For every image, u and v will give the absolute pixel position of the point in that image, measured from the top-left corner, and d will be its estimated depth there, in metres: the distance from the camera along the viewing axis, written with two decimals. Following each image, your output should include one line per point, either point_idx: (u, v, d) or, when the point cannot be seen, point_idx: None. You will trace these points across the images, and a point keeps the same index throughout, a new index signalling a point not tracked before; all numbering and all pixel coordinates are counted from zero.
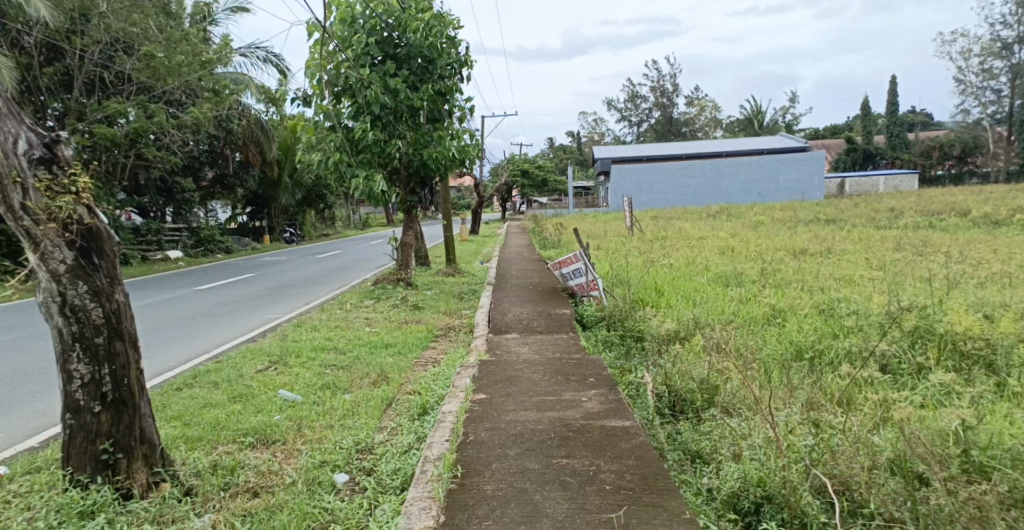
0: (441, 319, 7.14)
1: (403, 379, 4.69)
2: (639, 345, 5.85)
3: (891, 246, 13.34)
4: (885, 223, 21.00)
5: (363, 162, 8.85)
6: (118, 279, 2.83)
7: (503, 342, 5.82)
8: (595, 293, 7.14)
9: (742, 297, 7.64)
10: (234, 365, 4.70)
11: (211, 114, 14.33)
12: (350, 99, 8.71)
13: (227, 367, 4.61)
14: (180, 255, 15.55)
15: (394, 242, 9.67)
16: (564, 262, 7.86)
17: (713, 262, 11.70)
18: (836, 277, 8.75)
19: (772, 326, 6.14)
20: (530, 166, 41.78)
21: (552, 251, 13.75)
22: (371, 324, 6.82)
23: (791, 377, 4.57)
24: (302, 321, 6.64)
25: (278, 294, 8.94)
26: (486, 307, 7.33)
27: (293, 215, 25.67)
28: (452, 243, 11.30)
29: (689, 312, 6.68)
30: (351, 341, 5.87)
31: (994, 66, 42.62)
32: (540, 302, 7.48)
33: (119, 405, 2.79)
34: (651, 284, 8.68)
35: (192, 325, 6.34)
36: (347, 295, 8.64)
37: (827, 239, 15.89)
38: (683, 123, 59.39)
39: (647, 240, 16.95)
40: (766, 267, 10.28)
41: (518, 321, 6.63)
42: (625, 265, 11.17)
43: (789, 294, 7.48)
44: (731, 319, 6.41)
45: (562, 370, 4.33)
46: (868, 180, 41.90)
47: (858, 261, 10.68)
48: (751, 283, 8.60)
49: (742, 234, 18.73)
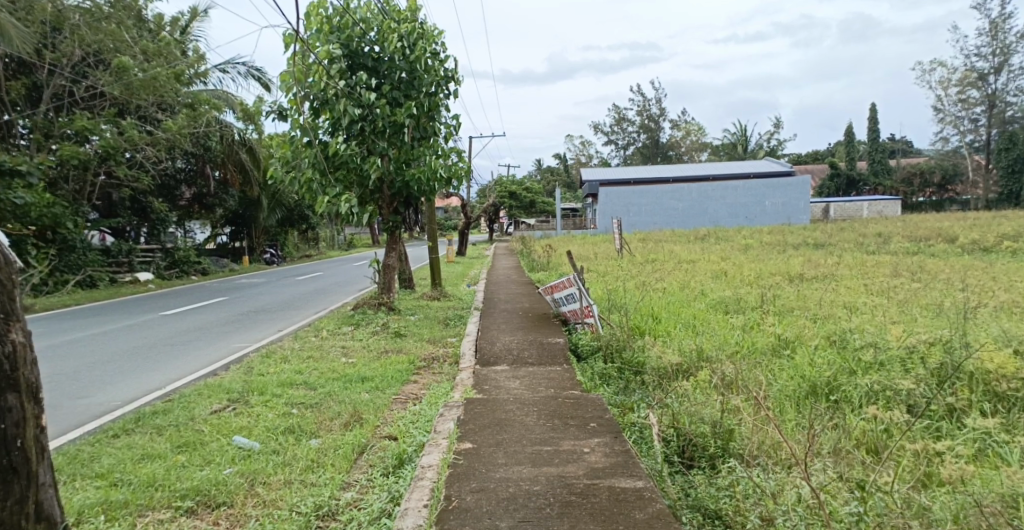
0: (424, 348, 6.63)
1: (379, 420, 4.16)
2: (638, 380, 5.41)
3: (887, 271, 13.07)
4: (872, 248, 20.86)
5: (338, 180, 8.55)
6: (15, 317, 2.36)
7: (491, 377, 5.34)
8: (590, 320, 6.69)
9: (745, 325, 7.22)
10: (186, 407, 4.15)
11: (187, 130, 13.83)
12: (330, 114, 8.28)
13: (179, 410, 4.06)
14: (151, 277, 14.90)
15: (376, 264, 9.16)
16: (557, 287, 7.41)
17: (708, 286, 11.33)
18: (838, 305, 8.38)
19: (781, 359, 5.72)
20: (518, 188, 41.67)
21: (542, 274, 13.34)
22: (348, 354, 6.29)
23: (811, 419, 4.11)
24: (272, 351, 6.09)
25: (249, 320, 8.36)
26: (474, 335, 6.85)
27: (274, 236, 25.12)
28: (438, 265, 10.80)
29: (691, 343, 6.23)
30: (324, 374, 5.34)
31: (970, 96, 43.36)
32: (531, 330, 6.99)
33: (8, 473, 2.30)
34: (647, 311, 8.25)
35: (148, 356, 5.79)
36: (324, 321, 8.09)
37: (818, 264, 15.61)
38: (669, 147, 59.74)
39: (637, 262, 16.63)
40: (764, 292, 9.91)
41: (508, 351, 6.15)
42: (618, 289, 10.77)
43: (794, 323, 7.08)
44: (736, 351, 5.97)
45: (558, 412, 3.83)
46: (852, 205, 42.15)
47: (856, 288, 10.33)
48: (752, 311, 8.18)
49: (732, 257, 18.49)
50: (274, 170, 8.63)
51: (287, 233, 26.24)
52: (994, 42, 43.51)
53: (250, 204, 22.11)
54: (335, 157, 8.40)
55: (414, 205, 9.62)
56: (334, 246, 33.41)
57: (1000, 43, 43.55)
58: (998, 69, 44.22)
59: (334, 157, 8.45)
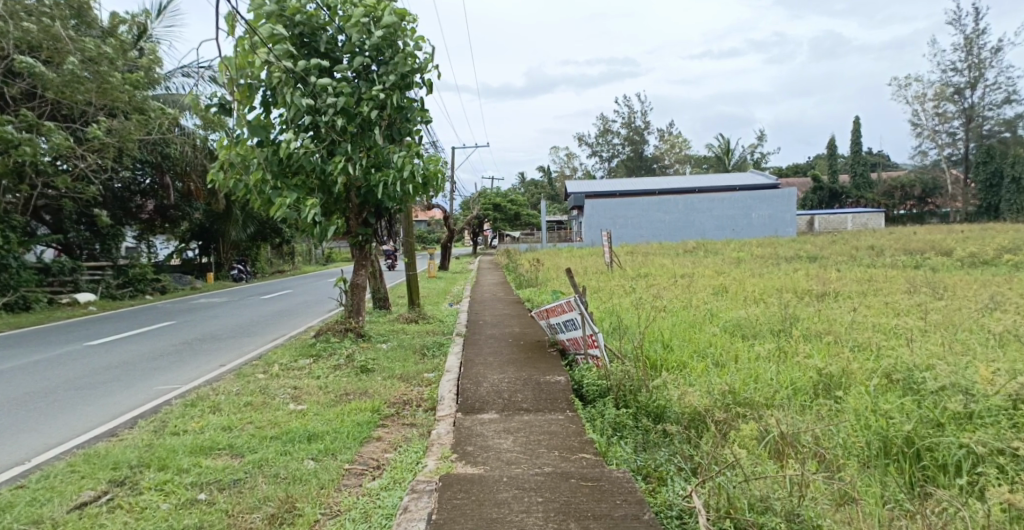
0: (394, 389, 5.44)
1: (318, 511, 2.99)
2: (662, 433, 4.34)
3: (904, 287, 12.01)
4: (869, 261, 19.97)
5: (296, 185, 7.45)
6: None
7: (476, 432, 4.23)
8: (595, 351, 5.55)
9: (775, 356, 6.11)
10: (29, 509, 2.93)
11: (132, 134, 12.71)
12: (284, 110, 7.14)
13: (18, 515, 2.86)
14: (93, 297, 13.49)
15: (342, 283, 7.92)
16: (553, 310, 6.27)
17: (713, 305, 10.26)
18: (870, 328, 7.29)
19: (831, 403, 4.61)
20: (501, 199, 40.77)
21: (531, 290, 12.20)
22: (298, 401, 5.07)
23: (900, 508, 3.13)
24: (199, 399, 4.88)
25: (190, 350, 7.13)
26: (457, 370, 5.68)
27: (245, 250, 23.76)
28: (416, 283, 9.62)
29: (722, 381, 5.12)
30: (257, 432, 4.15)
31: (947, 110, 43.28)
32: (524, 364, 5.86)
33: None
34: (655, 336, 7.10)
35: (36, 409, 4.57)
36: (278, 353, 6.85)
37: (821, 278, 14.58)
38: (653, 160, 59.32)
39: (629, 277, 15.54)
40: (779, 312, 8.82)
41: (498, 392, 5.02)
42: (616, 309, 9.63)
43: (835, 353, 5.98)
44: (775, 393, 4.89)
45: (574, 507, 2.77)
46: (836, 217, 41.61)
47: (878, 307, 9.28)
48: (775, 336, 7.10)
49: (726, 271, 17.46)
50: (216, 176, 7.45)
51: (260, 248, 24.91)
52: (970, 56, 43.59)
53: (217, 217, 20.82)
54: (289, 160, 7.27)
55: (386, 216, 8.47)
56: (312, 259, 32.12)
57: (976, 58, 43.63)
58: (975, 83, 44.24)
59: (287, 160, 7.30)
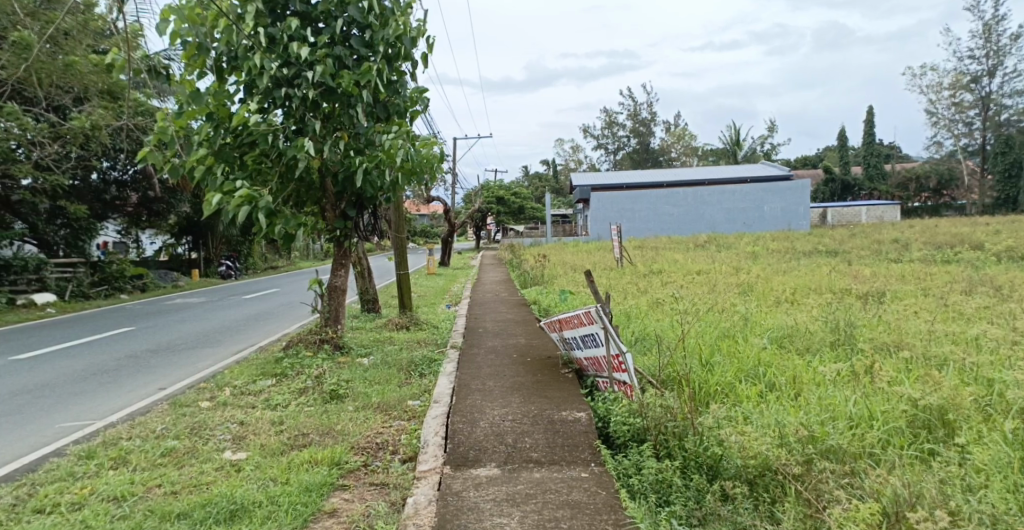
0: (365, 427, 4.24)
1: None
2: (724, 502, 3.13)
3: (954, 287, 10.57)
4: (895, 256, 18.53)
5: (257, 170, 6.23)
6: None
7: (468, 503, 3.04)
8: (622, 378, 4.33)
9: (845, 378, 4.83)
10: None
11: (102, 121, 11.71)
12: (242, 78, 5.93)
13: None
14: (54, 298, 12.31)
15: (317, 286, 6.74)
16: (566, 322, 5.05)
17: (743, 309, 8.94)
18: (944, 341, 5.95)
19: (950, 457, 3.38)
20: (505, 192, 39.56)
21: (536, 290, 10.97)
22: (239, 447, 3.86)
23: None
24: (103, 445, 3.71)
25: (132, 367, 5.94)
26: (447, 401, 4.47)
27: (236, 246, 22.67)
28: (407, 284, 8.42)
29: (793, 418, 3.84)
30: (162, 505, 2.99)
31: (963, 99, 41.51)
32: (533, 393, 4.63)
33: None
34: (689, 349, 5.83)
35: None
36: (236, 372, 5.67)
37: (856, 276, 13.19)
38: (660, 152, 57.90)
39: (641, 274, 14.30)
40: (825, 319, 7.50)
41: (499, 437, 3.81)
42: (635, 313, 8.36)
43: (923, 375, 4.69)
44: (866, 435, 3.62)
45: None
46: (850, 210, 40.07)
47: (934, 312, 7.92)
48: (834, 351, 5.84)
49: (745, 267, 16.13)
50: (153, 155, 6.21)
51: (253, 243, 23.84)
52: (988, 44, 41.83)
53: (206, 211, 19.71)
54: (249, 139, 6.05)
55: (372, 207, 7.25)
56: (309, 254, 31.01)
57: (995, 45, 41.89)
58: (994, 70, 42.44)
59: (247, 140, 6.08)
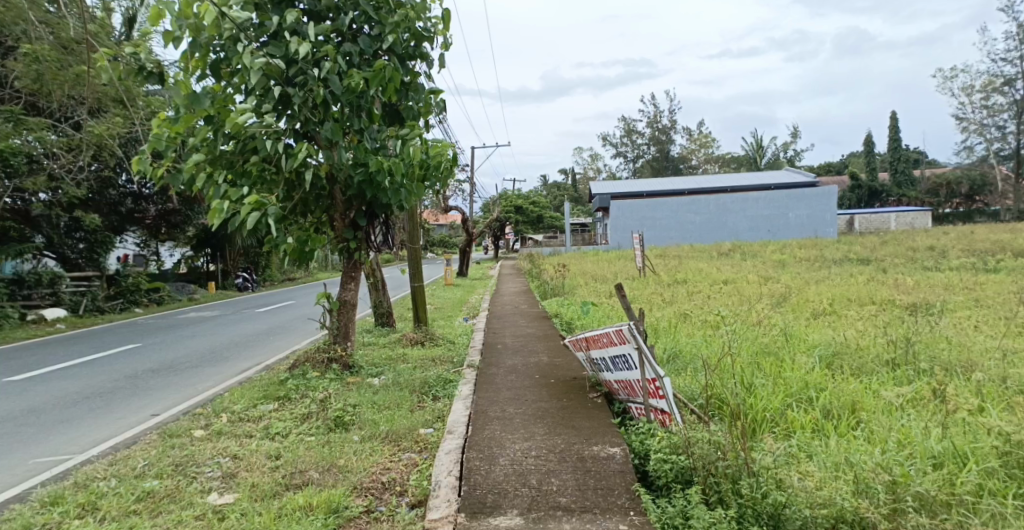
0: (371, 462, 3.76)
1: None
2: None
3: (1006, 298, 9.80)
4: (932, 265, 17.60)
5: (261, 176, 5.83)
6: None
7: None
8: (660, 407, 3.80)
9: (913, 405, 4.26)
10: None
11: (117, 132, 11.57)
12: (243, 77, 5.54)
13: None
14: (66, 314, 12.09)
15: (326, 300, 6.32)
16: (594, 341, 4.54)
17: (779, 322, 8.31)
18: (1014, 361, 5.30)
19: None
20: (523, 202, 39.10)
21: (558, 302, 10.46)
22: (227, 487, 3.41)
23: None
24: (74, 487, 3.29)
25: (128, 389, 5.54)
26: (463, 432, 3.98)
27: (254, 257, 22.49)
28: (422, 298, 7.95)
29: (866, 456, 3.29)
30: None
31: (996, 102, 40.11)
32: (559, 422, 4.11)
33: None
34: (731, 368, 5.28)
35: None
36: (237, 394, 5.24)
37: (896, 286, 12.41)
38: (680, 160, 57.01)
39: (665, 284, 13.68)
40: (873, 335, 6.86)
41: (521, 477, 3.32)
42: (664, 327, 7.79)
43: (1005, 404, 4.09)
44: (958, 480, 3.07)
45: None
46: (879, 216, 38.87)
47: (992, 327, 7.21)
48: (891, 372, 5.25)
49: (774, 276, 15.40)
50: (152, 162, 5.84)
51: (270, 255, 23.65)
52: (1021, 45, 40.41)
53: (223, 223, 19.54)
54: (251, 143, 5.65)
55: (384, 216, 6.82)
56: (327, 265, 30.79)
57: None
58: None
59: (250, 143, 5.69)
